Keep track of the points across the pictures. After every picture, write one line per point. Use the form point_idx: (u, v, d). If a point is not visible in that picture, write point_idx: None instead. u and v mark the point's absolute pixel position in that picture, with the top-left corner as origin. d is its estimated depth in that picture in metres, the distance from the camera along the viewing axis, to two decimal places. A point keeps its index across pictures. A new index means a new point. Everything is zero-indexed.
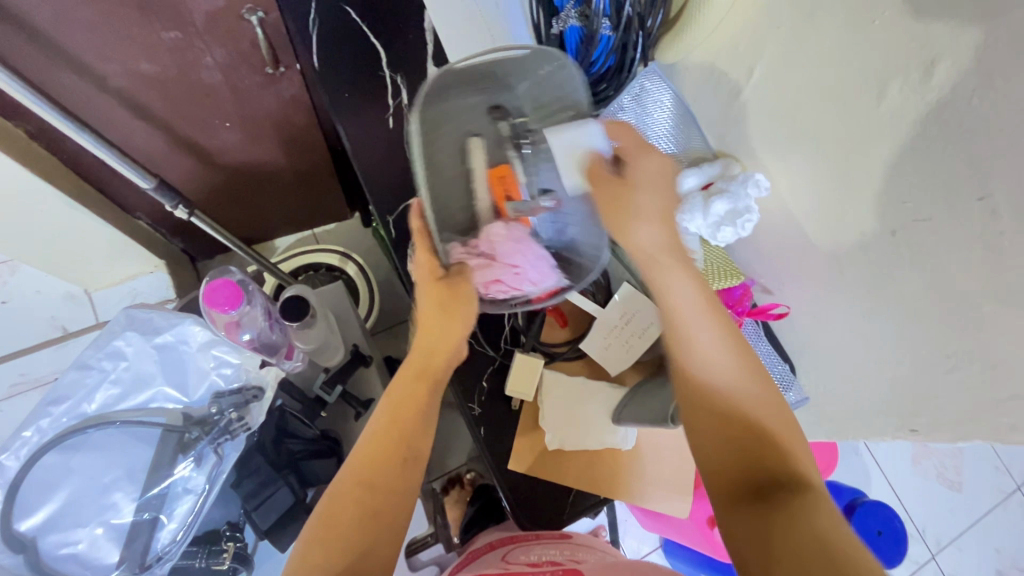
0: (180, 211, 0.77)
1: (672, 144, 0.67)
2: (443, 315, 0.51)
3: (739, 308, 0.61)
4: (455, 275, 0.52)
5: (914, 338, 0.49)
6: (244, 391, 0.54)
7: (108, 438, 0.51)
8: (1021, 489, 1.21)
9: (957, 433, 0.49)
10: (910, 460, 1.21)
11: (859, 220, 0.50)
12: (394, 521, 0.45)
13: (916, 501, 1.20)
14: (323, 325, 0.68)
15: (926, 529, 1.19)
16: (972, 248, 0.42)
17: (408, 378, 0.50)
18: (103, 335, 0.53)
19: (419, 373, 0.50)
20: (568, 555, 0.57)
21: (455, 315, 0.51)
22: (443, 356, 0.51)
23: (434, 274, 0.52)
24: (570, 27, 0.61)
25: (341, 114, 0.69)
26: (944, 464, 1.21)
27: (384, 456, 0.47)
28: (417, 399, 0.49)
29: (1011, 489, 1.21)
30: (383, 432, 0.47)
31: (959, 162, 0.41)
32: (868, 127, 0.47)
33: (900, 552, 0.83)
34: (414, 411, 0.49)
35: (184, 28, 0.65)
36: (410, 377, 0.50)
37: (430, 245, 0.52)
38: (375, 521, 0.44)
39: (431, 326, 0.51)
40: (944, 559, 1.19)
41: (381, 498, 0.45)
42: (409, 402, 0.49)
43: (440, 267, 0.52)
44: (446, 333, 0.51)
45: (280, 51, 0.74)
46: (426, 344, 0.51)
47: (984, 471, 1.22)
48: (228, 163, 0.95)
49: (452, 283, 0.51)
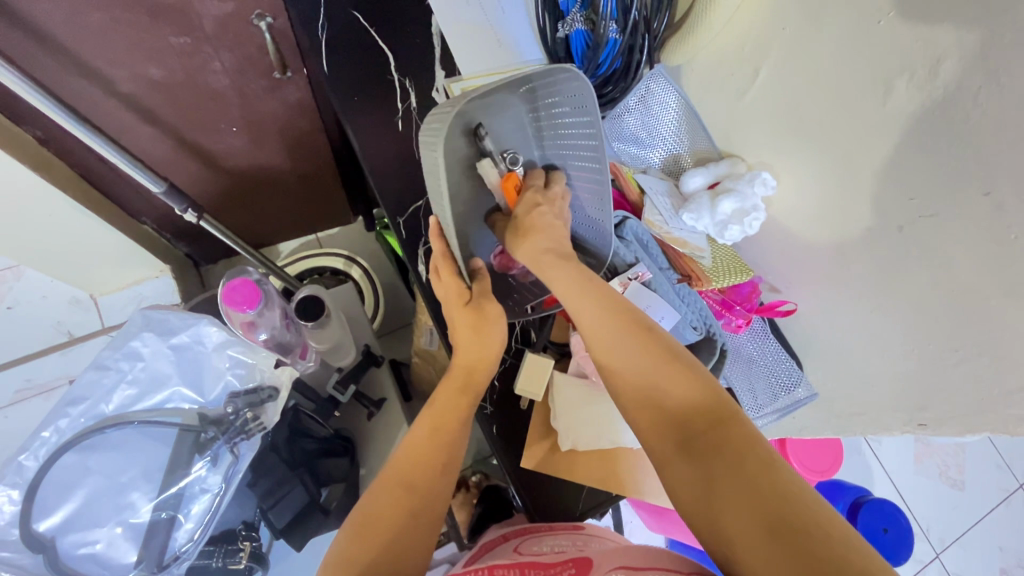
0: (189, 214, 0.77)
1: (678, 144, 0.67)
2: (476, 337, 0.52)
3: (748, 305, 0.62)
4: (479, 296, 0.53)
5: (924, 332, 0.49)
6: (260, 391, 0.54)
7: (127, 439, 0.52)
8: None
9: (965, 425, 0.49)
10: (913, 460, 1.21)
11: (866, 216, 0.51)
12: (430, 526, 0.46)
13: (920, 501, 1.20)
14: (336, 324, 0.70)
15: (930, 528, 1.20)
16: (979, 241, 0.42)
17: (450, 387, 0.52)
18: (121, 335, 0.53)
19: (461, 385, 0.52)
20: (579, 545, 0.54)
21: (488, 336, 0.53)
22: (484, 373, 0.54)
23: (462, 299, 0.53)
24: (576, 30, 0.62)
25: (350, 116, 0.70)
26: (947, 464, 1.21)
27: (425, 463, 0.48)
28: (459, 409, 0.51)
29: (1014, 487, 1.22)
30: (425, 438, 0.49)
31: (966, 158, 0.42)
32: (875, 124, 0.47)
33: (906, 548, 0.83)
34: (456, 421, 0.50)
35: (194, 33, 0.66)
36: (453, 391, 0.52)
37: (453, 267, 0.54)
38: (413, 526, 0.45)
39: (464, 344, 0.53)
40: (948, 558, 1.19)
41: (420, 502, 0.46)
42: (451, 415, 0.51)
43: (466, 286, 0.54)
44: (484, 351, 0.53)
45: (288, 55, 0.75)
46: (466, 359, 0.53)
47: (986, 469, 1.22)
48: (235, 167, 0.96)
49: (478, 306, 0.52)
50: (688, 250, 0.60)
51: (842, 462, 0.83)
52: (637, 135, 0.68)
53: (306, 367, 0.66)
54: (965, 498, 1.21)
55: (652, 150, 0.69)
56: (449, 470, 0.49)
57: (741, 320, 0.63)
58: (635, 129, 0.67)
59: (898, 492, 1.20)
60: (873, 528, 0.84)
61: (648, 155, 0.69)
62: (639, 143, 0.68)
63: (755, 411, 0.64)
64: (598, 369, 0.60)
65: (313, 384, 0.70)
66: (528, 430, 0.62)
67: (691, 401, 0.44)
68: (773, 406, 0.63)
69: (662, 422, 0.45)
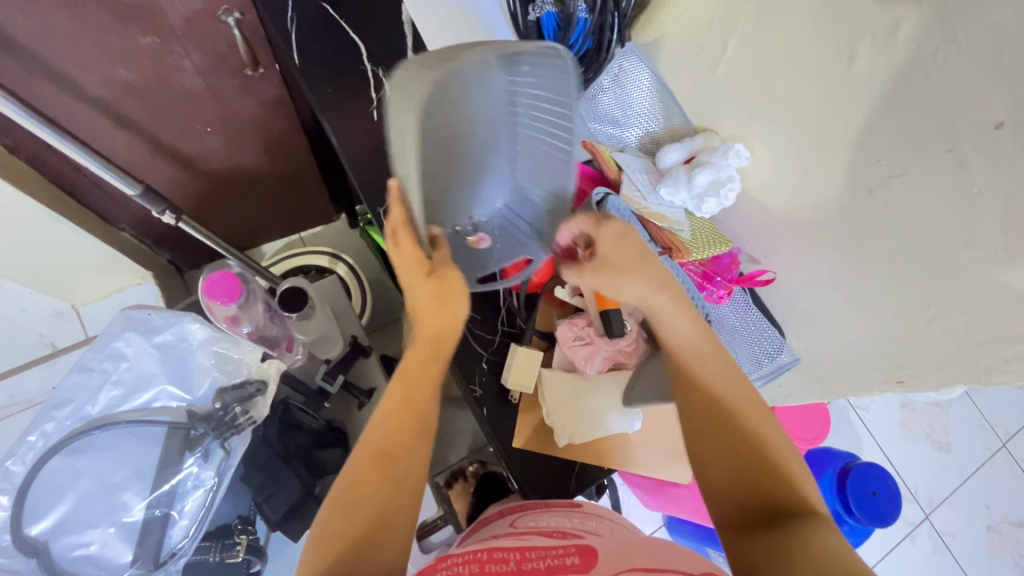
0: (168, 216, 0.76)
1: (652, 122, 0.68)
2: (439, 306, 0.49)
3: (728, 276, 0.63)
4: (442, 267, 0.49)
5: (898, 291, 0.51)
6: (247, 384, 0.54)
7: (115, 439, 0.51)
8: (1007, 446, 1.26)
9: (941, 380, 0.51)
10: (900, 426, 1.24)
11: (837, 179, 0.52)
12: (412, 493, 0.47)
13: (908, 465, 1.23)
14: (321, 317, 0.70)
15: (919, 490, 1.23)
16: (946, 199, 0.43)
17: (418, 356, 0.52)
18: (103, 337, 0.54)
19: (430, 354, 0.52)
20: (578, 524, 0.55)
21: (455, 299, 0.50)
22: (451, 337, 0.52)
23: (423, 270, 0.48)
24: (547, 12, 0.62)
25: (326, 109, 0.69)
26: (931, 427, 1.25)
27: (396, 432, 0.49)
28: (428, 376, 0.51)
29: (997, 446, 1.26)
30: (398, 409, 0.49)
31: (931, 118, 0.42)
32: (841, 91, 0.48)
33: (895, 509, 0.85)
34: (427, 389, 0.51)
35: (162, 33, 0.66)
36: (422, 359, 0.52)
37: (415, 236, 0.47)
38: (393, 494, 0.46)
39: (425, 315, 0.50)
40: (937, 518, 1.22)
41: (398, 472, 0.47)
42: (422, 385, 0.51)
43: (427, 258, 0.49)
44: (451, 317, 0.51)
45: (259, 51, 0.74)
46: (432, 326, 0.51)
47: (970, 431, 1.26)
48: (213, 168, 0.95)
49: (443, 275, 0.49)
50: (668, 224, 0.61)
51: (829, 429, 0.85)
52: (612, 115, 0.69)
53: (293, 360, 0.68)
54: (950, 459, 1.24)
55: (628, 129, 0.69)
56: (422, 436, 0.50)
57: (722, 290, 0.64)
58: (610, 109, 0.68)
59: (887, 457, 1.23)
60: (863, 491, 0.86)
61: (625, 134, 0.70)
62: (616, 123, 0.69)
63: None
64: (586, 359, 0.61)
65: (302, 377, 0.70)
66: (516, 413, 0.63)
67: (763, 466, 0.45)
68: (758, 372, 0.65)
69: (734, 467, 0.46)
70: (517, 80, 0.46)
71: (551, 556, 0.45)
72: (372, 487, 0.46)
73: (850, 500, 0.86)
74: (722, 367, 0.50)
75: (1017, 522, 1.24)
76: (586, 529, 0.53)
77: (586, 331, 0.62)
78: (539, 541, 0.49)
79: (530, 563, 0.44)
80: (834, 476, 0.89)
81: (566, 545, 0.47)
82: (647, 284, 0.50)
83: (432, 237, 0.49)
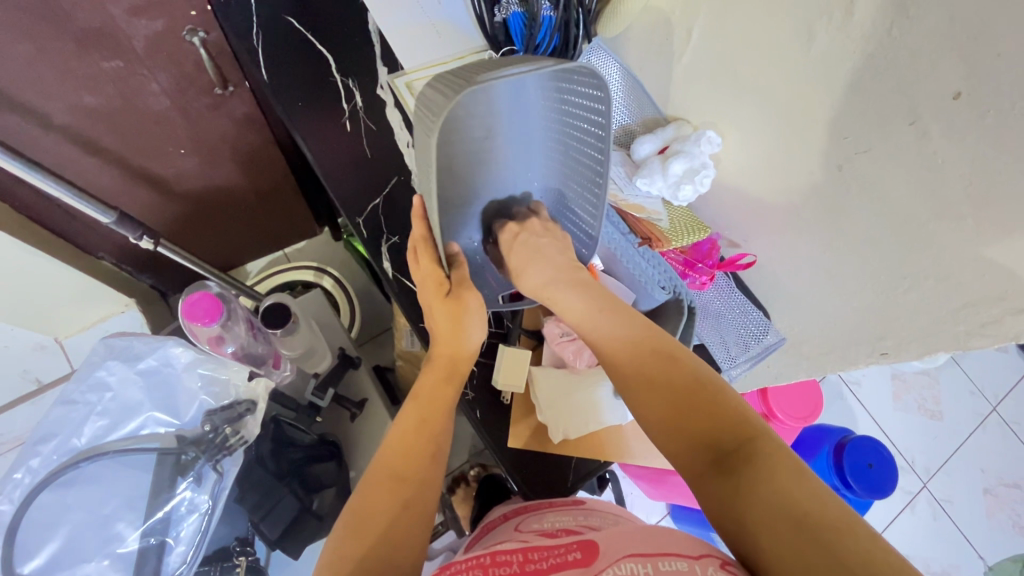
0: (145, 241, 0.75)
1: (625, 116, 0.68)
2: (456, 327, 0.53)
3: (708, 262, 0.64)
4: (459, 286, 0.54)
5: (874, 265, 0.51)
6: (236, 405, 0.54)
7: (104, 470, 0.51)
8: (997, 410, 1.29)
9: (922, 349, 0.52)
10: (893, 398, 1.26)
11: (806, 159, 0.53)
12: (423, 516, 0.46)
13: (903, 436, 1.25)
14: (305, 331, 0.72)
15: (915, 459, 1.24)
16: (911, 170, 0.44)
17: (433, 375, 0.53)
18: (85, 368, 0.53)
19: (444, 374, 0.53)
20: (581, 521, 0.54)
21: (471, 320, 0.53)
22: (465, 359, 0.54)
23: (442, 290, 0.54)
24: (513, 13, 0.63)
25: (298, 123, 0.69)
26: (923, 397, 1.27)
27: (413, 451, 0.49)
28: (444, 396, 0.52)
29: (987, 411, 1.29)
30: (413, 427, 0.50)
31: (891, 93, 0.43)
32: (803, 71, 0.49)
33: (892, 480, 0.86)
34: (441, 408, 0.51)
35: (125, 56, 0.65)
36: (439, 380, 0.53)
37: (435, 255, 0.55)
38: (404, 515, 0.45)
39: (439, 329, 0.54)
40: (935, 486, 1.24)
41: (411, 491, 0.46)
42: (436, 404, 0.51)
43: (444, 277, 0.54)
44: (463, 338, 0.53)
45: (226, 69, 0.74)
46: (445, 344, 0.54)
47: (960, 397, 1.28)
48: (189, 190, 0.94)
49: (458, 297, 0.53)
50: (646, 215, 0.61)
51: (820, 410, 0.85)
52: None
53: (281, 377, 0.67)
54: (944, 426, 1.26)
55: None
56: (439, 458, 0.50)
57: (705, 277, 0.64)
58: None
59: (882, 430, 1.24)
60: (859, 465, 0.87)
61: None
62: None
63: (730, 363, 0.66)
64: (576, 354, 0.62)
65: (292, 394, 0.70)
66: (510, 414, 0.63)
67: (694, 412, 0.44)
68: (745, 355, 0.65)
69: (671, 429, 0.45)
70: (561, 97, 0.50)
71: (554, 552, 0.45)
72: (383, 506, 0.45)
73: (847, 473, 0.87)
74: (630, 323, 0.49)
75: (1011, 483, 1.26)
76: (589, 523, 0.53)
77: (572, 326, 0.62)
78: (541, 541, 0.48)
79: (533, 563, 0.44)
80: (830, 452, 0.90)
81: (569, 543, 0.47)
82: (547, 267, 0.53)
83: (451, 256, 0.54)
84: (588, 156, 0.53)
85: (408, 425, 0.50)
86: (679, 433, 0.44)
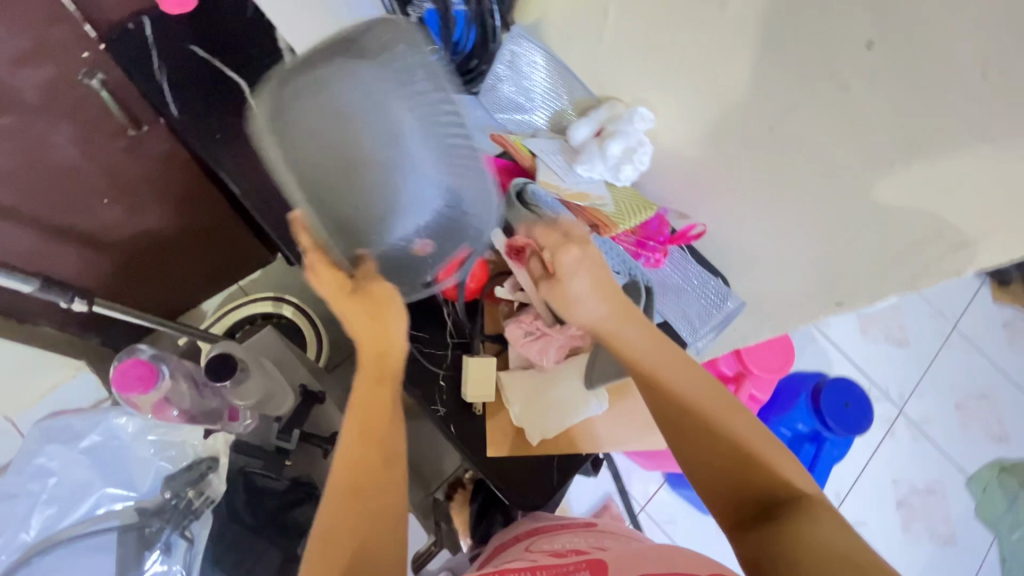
0: (78, 304, 0.70)
1: (560, 100, 0.66)
2: (373, 319, 0.44)
3: (660, 238, 0.63)
4: (369, 281, 0.45)
5: (826, 215, 0.51)
6: (194, 468, 0.59)
7: (62, 553, 0.56)
8: (958, 329, 1.34)
9: (876, 292, 0.53)
10: (860, 333, 1.31)
11: (733, 107, 0.52)
12: (393, 527, 0.43)
13: (875, 366, 1.29)
14: (257, 373, 0.65)
15: (889, 386, 1.29)
16: (834, 118, 0.45)
17: (368, 383, 0.45)
18: (22, 458, 0.59)
19: (378, 378, 0.45)
20: (592, 540, 0.54)
21: (392, 316, 0.45)
22: (395, 353, 0.46)
23: (346, 288, 0.44)
24: (428, 11, 0.57)
25: (215, 154, 0.69)
26: (886, 326, 1.32)
27: (364, 462, 0.43)
28: (384, 400, 0.46)
29: (949, 331, 1.34)
30: (356, 439, 0.44)
31: (805, 44, 0.44)
32: (722, 33, 0.48)
33: (868, 415, 0.89)
34: (384, 414, 0.45)
35: (16, 108, 0.60)
36: (371, 384, 0.45)
37: (340, 259, 0.46)
38: (368, 537, 0.41)
39: (360, 329, 0.45)
40: (911, 410, 1.28)
41: (371, 502, 0.42)
42: (381, 413, 0.45)
43: (351, 276, 0.45)
44: (386, 333, 0.45)
45: (134, 107, 0.68)
46: (364, 339, 0.45)
47: (923, 321, 1.33)
48: (120, 237, 0.88)
49: (367, 291, 0.44)
50: (590, 201, 0.60)
51: (794, 356, 0.88)
52: (517, 100, 0.66)
53: (242, 426, 0.64)
54: (910, 350, 1.31)
55: (534, 112, 0.67)
56: (393, 464, 0.44)
57: (657, 254, 0.63)
58: (513, 95, 0.66)
59: (855, 364, 1.29)
60: (836, 405, 0.89)
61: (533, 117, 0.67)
62: (521, 108, 0.67)
63: (694, 336, 0.65)
64: (541, 353, 0.60)
65: (257, 441, 0.66)
66: (485, 422, 0.62)
67: (751, 457, 0.41)
68: (709, 324, 0.65)
69: (722, 465, 0.42)
70: (415, 82, 0.45)
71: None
72: (347, 529, 0.41)
73: (827, 417, 0.89)
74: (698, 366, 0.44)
75: (979, 396, 1.32)
76: (598, 543, 0.53)
77: (533, 326, 0.60)
78: (549, 562, 0.48)
79: None
80: (808, 398, 0.93)
81: (576, 561, 0.48)
82: (599, 300, 0.44)
83: (356, 256, 0.46)
84: (467, 143, 0.47)
85: (351, 439, 0.44)
86: (742, 477, 0.42)
